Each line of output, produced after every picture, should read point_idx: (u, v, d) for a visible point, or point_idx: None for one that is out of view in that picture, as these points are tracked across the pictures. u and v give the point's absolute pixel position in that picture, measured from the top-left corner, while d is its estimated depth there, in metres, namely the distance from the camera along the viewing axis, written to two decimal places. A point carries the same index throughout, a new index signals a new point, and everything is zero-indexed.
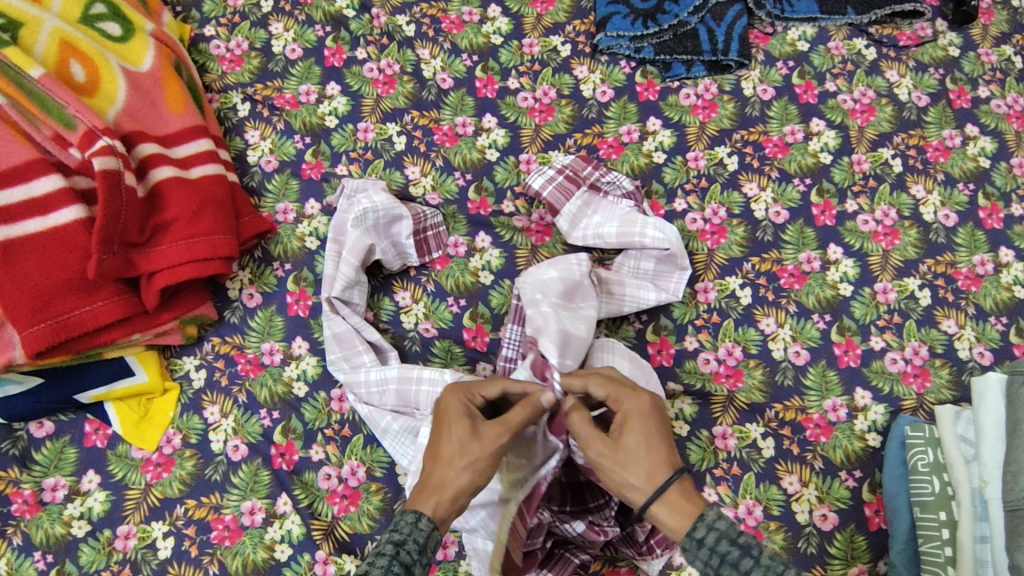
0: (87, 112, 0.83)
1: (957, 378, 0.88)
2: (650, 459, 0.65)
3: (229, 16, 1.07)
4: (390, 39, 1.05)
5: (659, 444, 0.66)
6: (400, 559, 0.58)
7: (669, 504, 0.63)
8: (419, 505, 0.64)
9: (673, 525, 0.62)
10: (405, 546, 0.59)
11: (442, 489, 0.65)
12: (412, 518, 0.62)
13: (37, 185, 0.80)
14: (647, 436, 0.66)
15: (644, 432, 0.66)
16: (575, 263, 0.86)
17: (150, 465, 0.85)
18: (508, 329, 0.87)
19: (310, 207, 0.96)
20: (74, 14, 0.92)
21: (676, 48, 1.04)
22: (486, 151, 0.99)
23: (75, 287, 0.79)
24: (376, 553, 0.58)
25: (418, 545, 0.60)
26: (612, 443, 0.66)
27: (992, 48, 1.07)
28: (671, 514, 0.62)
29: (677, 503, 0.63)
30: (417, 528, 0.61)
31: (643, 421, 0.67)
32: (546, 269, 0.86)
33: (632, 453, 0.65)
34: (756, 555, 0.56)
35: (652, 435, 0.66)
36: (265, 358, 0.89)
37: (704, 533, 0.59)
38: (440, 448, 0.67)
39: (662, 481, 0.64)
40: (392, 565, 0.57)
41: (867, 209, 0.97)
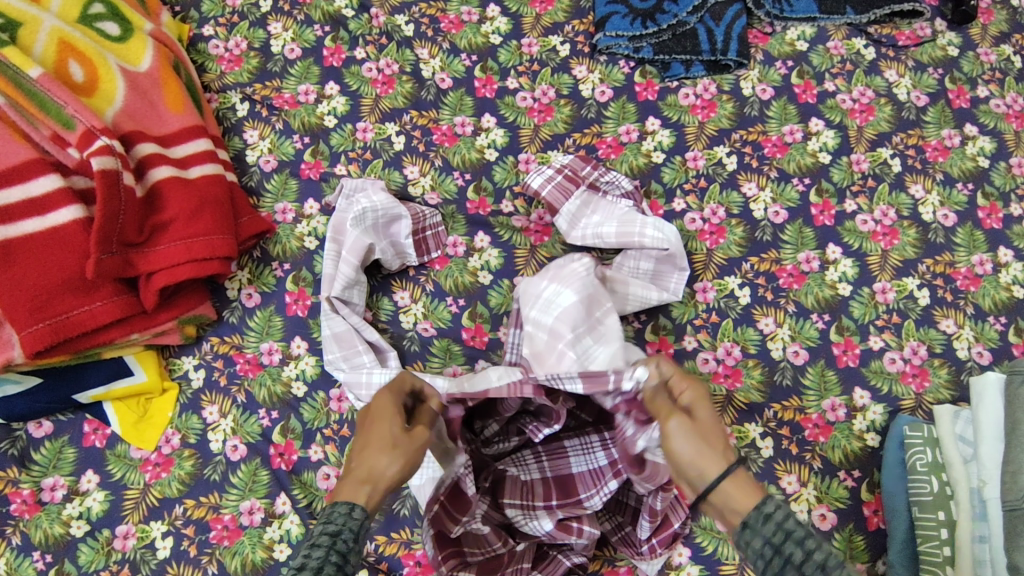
0: (86, 112, 0.83)
1: (956, 378, 0.88)
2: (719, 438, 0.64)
3: (228, 16, 1.07)
4: (390, 39, 1.05)
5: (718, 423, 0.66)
6: (337, 548, 0.54)
7: (737, 480, 0.60)
8: (353, 495, 0.60)
9: (741, 501, 0.59)
10: (342, 534, 0.55)
11: (374, 478, 0.62)
12: (345, 507, 0.58)
13: (36, 185, 0.80)
14: (712, 415, 0.66)
15: (713, 415, 0.66)
16: (579, 271, 0.82)
17: (149, 465, 0.85)
18: (509, 334, 0.87)
19: (309, 206, 0.96)
20: (73, 14, 0.92)
21: (675, 47, 1.04)
22: (485, 151, 0.99)
23: (74, 287, 0.79)
24: (313, 544, 0.54)
25: (354, 532, 0.56)
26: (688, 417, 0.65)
27: (991, 48, 1.07)
28: (739, 489, 0.60)
29: (744, 477, 0.61)
30: (352, 517, 0.57)
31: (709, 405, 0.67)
32: (547, 281, 0.82)
33: (707, 430, 0.64)
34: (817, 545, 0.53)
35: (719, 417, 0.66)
36: (265, 358, 0.89)
37: (773, 508, 0.57)
38: (370, 440, 0.65)
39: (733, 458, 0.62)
40: (329, 554, 0.53)
41: (866, 208, 0.97)
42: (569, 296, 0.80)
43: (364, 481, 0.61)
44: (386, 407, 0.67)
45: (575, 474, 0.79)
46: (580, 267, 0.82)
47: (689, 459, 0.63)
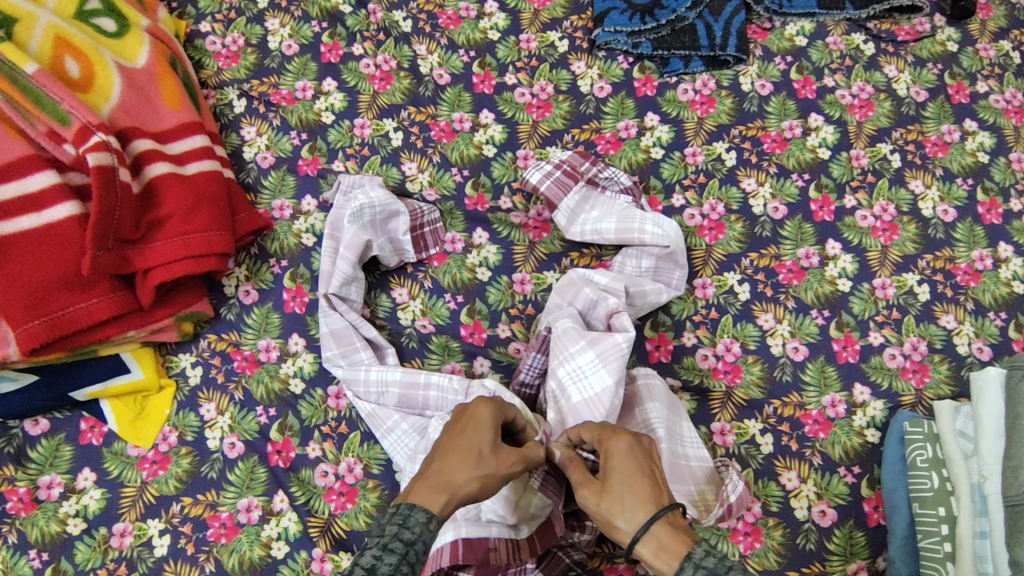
0: (81, 108, 0.82)
1: (957, 374, 0.88)
2: (630, 498, 0.62)
3: (224, 13, 1.06)
4: (387, 35, 1.05)
5: (644, 483, 0.63)
6: (408, 559, 0.57)
7: (655, 545, 0.59)
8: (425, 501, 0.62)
9: (662, 567, 0.59)
10: (416, 545, 0.57)
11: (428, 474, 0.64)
12: (410, 513, 0.60)
13: (31, 182, 0.80)
14: (620, 476, 0.64)
15: (626, 474, 0.64)
16: (618, 343, 0.77)
17: (146, 463, 0.84)
18: (530, 357, 0.83)
19: (306, 203, 0.96)
20: (68, 10, 0.92)
21: (674, 43, 1.03)
22: (483, 147, 0.99)
23: (70, 284, 0.79)
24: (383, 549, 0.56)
25: (425, 545, 0.59)
26: (599, 485, 0.65)
27: (990, 44, 1.06)
28: (656, 554, 0.59)
29: (665, 544, 0.59)
30: (417, 523, 0.59)
31: (621, 462, 0.65)
32: (584, 347, 0.78)
33: (618, 493, 0.63)
34: None
35: (634, 472, 0.64)
36: (262, 356, 0.89)
37: (692, 574, 0.56)
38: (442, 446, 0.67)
39: (645, 521, 0.60)
40: (401, 563, 0.55)
41: (866, 204, 0.96)
42: (603, 374, 0.76)
43: (423, 483, 0.63)
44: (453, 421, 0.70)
45: None
46: (615, 341, 0.77)
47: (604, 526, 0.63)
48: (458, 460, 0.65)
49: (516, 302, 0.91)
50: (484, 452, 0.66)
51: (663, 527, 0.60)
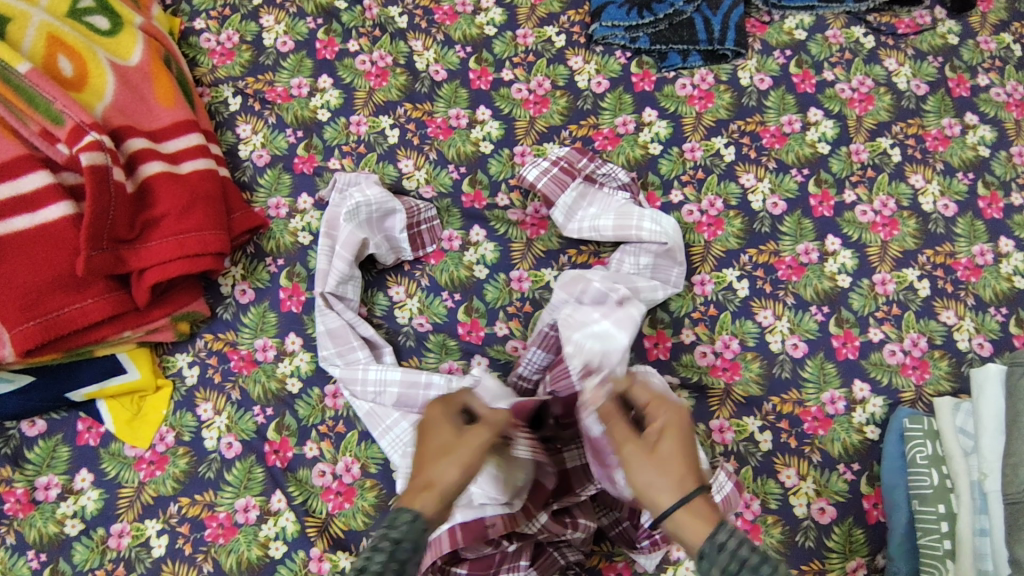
0: (75, 107, 0.81)
1: (956, 370, 0.88)
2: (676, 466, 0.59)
3: (219, 9, 1.06)
4: (383, 31, 1.04)
5: (692, 458, 0.60)
6: (396, 557, 0.53)
7: (689, 513, 0.56)
8: (412, 503, 0.58)
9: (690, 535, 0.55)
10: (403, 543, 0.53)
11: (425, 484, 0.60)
12: (409, 515, 0.56)
13: (25, 182, 0.79)
14: (662, 444, 0.61)
15: (679, 443, 0.61)
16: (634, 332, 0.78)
17: (143, 463, 0.84)
18: (530, 351, 0.83)
19: (302, 201, 0.95)
20: (62, 9, 0.91)
21: (672, 37, 1.02)
22: (480, 144, 0.98)
23: (65, 285, 0.78)
24: (372, 549, 0.53)
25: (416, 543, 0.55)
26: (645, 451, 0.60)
27: (991, 36, 1.05)
28: (689, 523, 0.56)
29: (701, 513, 0.56)
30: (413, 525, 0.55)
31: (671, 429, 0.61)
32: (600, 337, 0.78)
33: (664, 458, 0.59)
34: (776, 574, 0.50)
35: (677, 443, 0.61)
36: (259, 355, 0.89)
37: (726, 538, 0.53)
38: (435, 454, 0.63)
39: (689, 492, 0.57)
40: (388, 563, 0.52)
41: (866, 199, 0.96)
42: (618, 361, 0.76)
43: (424, 492, 0.59)
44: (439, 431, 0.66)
45: (571, 469, 0.77)
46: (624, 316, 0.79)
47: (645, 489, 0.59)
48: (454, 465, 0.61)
49: (514, 299, 0.91)
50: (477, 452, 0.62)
51: (702, 501, 0.57)
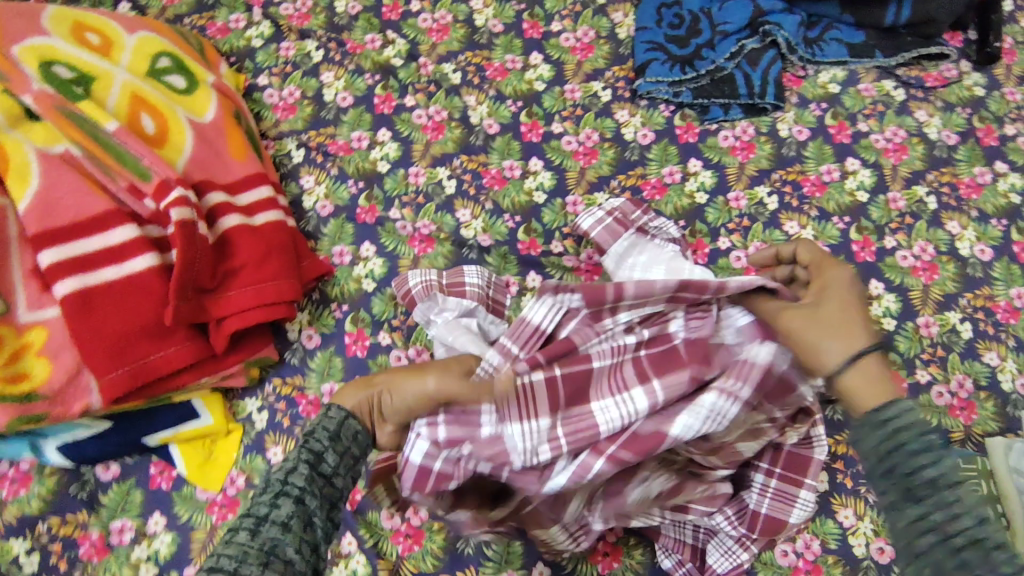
0: (161, 165, 0.87)
1: (1003, 411, 0.90)
2: (845, 323, 0.68)
3: (281, 67, 1.10)
4: (438, 86, 1.09)
5: (852, 308, 0.70)
6: (309, 448, 0.62)
7: (860, 373, 0.65)
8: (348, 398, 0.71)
9: (859, 394, 0.64)
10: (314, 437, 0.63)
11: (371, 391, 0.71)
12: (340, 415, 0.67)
13: (113, 235, 0.83)
14: (844, 316, 0.69)
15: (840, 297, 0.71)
16: None
17: (215, 506, 0.86)
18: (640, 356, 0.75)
19: (365, 249, 0.99)
20: (142, 68, 0.96)
21: (713, 92, 1.08)
22: (534, 194, 1.03)
23: (152, 333, 0.82)
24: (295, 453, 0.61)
25: (328, 434, 0.64)
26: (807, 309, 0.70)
27: (1017, 87, 1.10)
28: (858, 382, 0.64)
29: (874, 378, 0.64)
30: (329, 416, 0.67)
31: (836, 300, 0.70)
32: None
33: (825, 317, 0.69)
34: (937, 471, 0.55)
35: (835, 309, 0.69)
36: (326, 400, 0.90)
37: (893, 408, 0.60)
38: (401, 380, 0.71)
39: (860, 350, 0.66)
40: (301, 455, 0.60)
41: (905, 245, 1.00)
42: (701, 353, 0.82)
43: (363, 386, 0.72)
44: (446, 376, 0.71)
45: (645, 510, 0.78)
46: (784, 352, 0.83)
47: (807, 351, 0.68)
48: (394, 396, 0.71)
49: None
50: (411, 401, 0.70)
51: (873, 360, 0.65)
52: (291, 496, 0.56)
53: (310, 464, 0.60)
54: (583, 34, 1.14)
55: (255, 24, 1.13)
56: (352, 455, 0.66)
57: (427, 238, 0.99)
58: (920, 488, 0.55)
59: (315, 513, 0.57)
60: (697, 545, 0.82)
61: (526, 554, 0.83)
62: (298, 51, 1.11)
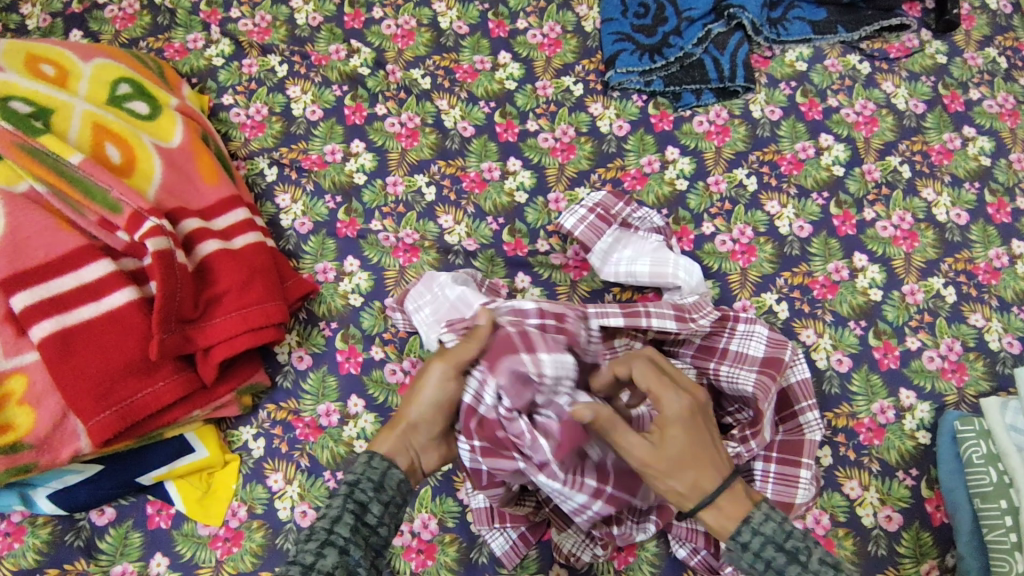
0: (131, 194, 0.83)
1: (992, 369, 0.92)
2: (703, 456, 0.63)
3: (245, 84, 1.08)
4: (408, 93, 1.08)
5: (701, 440, 0.64)
6: (355, 497, 0.61)
7: (718, 511, 0.62)
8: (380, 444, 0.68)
9: (722, 526, 0.62)
10: (358, 484, 0.61)
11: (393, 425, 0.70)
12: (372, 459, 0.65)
13: (87, 272, 0.80)
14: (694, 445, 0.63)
15: (687, 436, 0.63)
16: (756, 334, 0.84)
17: (218, 541, 0.83)
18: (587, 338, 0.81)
19: (349, 264, 0.97)
20: (101, 97, 0.93)
21: (684, 79, 1.08)
22: (515, 194, 1.02)
23: (136, 369, 0.79)
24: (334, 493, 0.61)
25: (373, 483, 0.62)
26: (654, 445, 0.63)
27: (976, 52, 1.13)
28: (720, 519, 0.62)
29: (729, 510, 0.62)
30: (369, 465, 0.64)
31: (682, 421, 0.64)
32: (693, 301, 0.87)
33: (676, 457, 0.63)
34: (804, 560, 0.58)
35: (698, 440, 0.64)
36: (323, 420, 0.89)
37: (749, 538, 0.60)
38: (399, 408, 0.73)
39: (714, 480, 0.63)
40: (347, 504, 0.60)
41: (884, 215, 1.01)
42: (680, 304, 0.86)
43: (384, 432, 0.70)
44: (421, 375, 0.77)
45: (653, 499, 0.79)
46: (768, 331, 0.84)
47: (691, 492, 0.63)
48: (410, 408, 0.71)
49: None
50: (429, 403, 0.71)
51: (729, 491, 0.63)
52: (336, 545, 0.58)
53: (356, 514, 0.60)
54: (550, 29, 1.13)
55: (214, 42, 1.10)
56: (396, 503, 0.64)
57: (412, 247, 0.98)
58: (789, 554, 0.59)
59: (360, 564, 0.58)
60: (711, 532, 0.80)
61: (541, 558, 0.83)
62: (261, 66, 1.09)
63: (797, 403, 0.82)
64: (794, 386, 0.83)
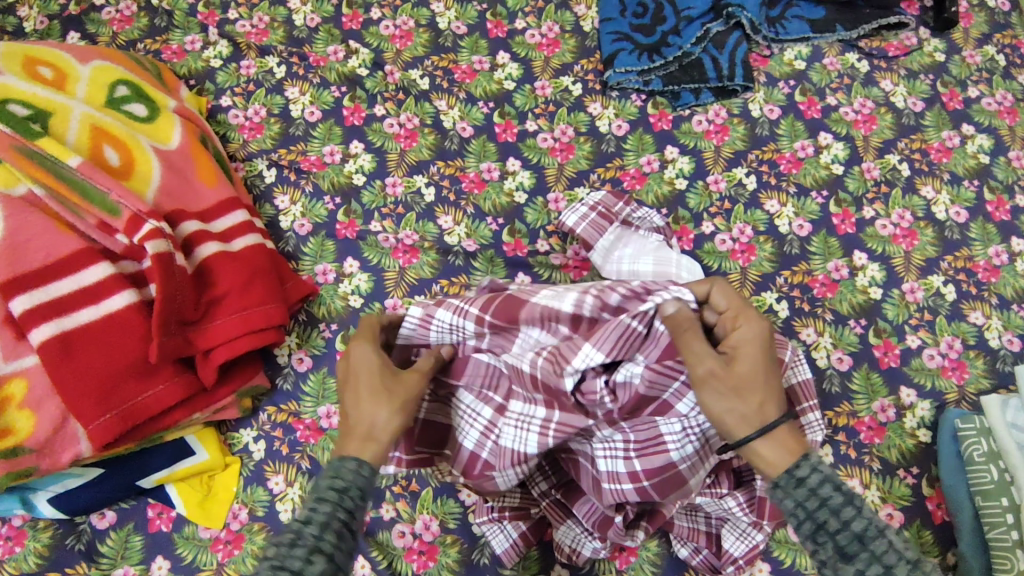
0: (130, 197, 0.83)
1: (992, 367, 0.93)
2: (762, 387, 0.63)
3: (243, 85, 1.08)
4: (407, 94, 1.07)
5: (769, 376, 0.64)
6: (343, 505, 0.58)
7: (775, 443, 0.61)
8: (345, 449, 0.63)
9: (774, 462, 0.60)
10: (349, 492, 0.59)
11: (372, 437, 0.63)
12: (353, 463, 0.61)
13: (87, 275, 0.80)
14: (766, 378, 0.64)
15: (755, 364, 0.64)
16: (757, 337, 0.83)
17: (220, 543, 0.83)
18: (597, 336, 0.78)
19: (348, 265, 0.97)
20: (99, 99, 0.93)
21: (683, 78, 1.08)
22: (514, 194, 1.02)
23: (137, 372, 0.79)
24: (319, 498, 0.57)
25: (360, 491, 0.60)
26: (725, 368, 0.63)
27: (975, 50, 1.13)
28: (775, 452, 0.61)
29: (785, 442, 0.61)
30: (359, 473, 0.60)
31: (754, 351, 0.64)
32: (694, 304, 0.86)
33: (746, 378, 0.63)
34: (858, 505, 0.56)
35: (762, 368, 0.64)
36: (324, 422, 0.89)
37: (808, 472, 0.58)
38: (351, 401, 0.67)
39: (773, 420, 0.62)
40: (336, 511, 0.57)
41: (884, 214, 1.01)
42: None
43: (354, 439, 0.64)
44: (356, 353, 0.69)
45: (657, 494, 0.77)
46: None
47: (742, 420, 0.62)
48: (392, 416, 0.65)
49: None
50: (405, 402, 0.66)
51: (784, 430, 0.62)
52: (325, 552, 0.54)
53: (346, 521, 0.57)
54: (548, 29, 1.13)
55: (211, 44, 1.10)
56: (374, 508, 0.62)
57: (411, 248, 0.98)
58: (849, 545, 0.54)
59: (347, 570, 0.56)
60: (711, 531, 0.80)
61: (543, 558, 0.83)
62: (259, 68, 1.09)
63: (799, 404, 0.82)
64: (795, 387, 0.82)
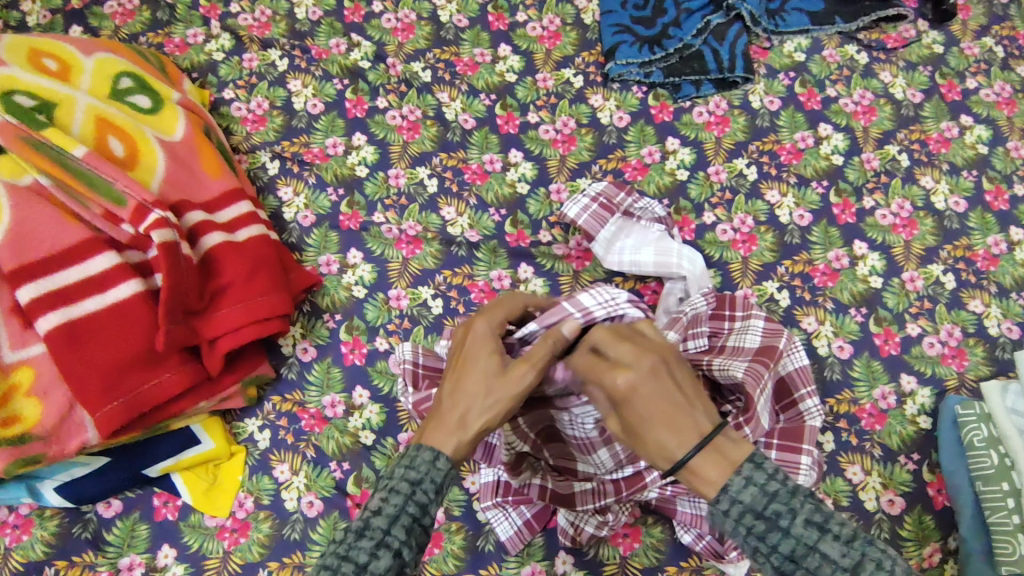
0: (135, 186, 0.84)
1: (991, 354, 0.93)
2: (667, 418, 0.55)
3: (246, 78, 1.08)
4: (409, 86, 1.08)
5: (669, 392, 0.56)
6: (416, 499, 0.56)
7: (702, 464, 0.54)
8: (438, 441, 0.60)
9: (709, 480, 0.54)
10: (422, 485, 0.56)
11: (464, 426, 0.60)
12: (429, 455, 0.59)
13: (93, 264, 0.81)
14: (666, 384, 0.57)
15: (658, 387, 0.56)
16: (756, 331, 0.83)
17: (225, 532, 0.83)
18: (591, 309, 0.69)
19: (352, 256, 0.97)
20: (104, 91, 0.93)
21: (683, 70, 1.09)
22: (516, 185, 1.02)
23: (143, 361, 0.79)
24: (391, 489, 0.56)
25: (435, 484, 0.58)
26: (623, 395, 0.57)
27: (973, 42, 1.14)
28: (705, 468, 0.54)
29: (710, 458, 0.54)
30: (434, 467, 0.58)
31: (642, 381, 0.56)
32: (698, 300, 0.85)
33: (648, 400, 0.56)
34: (784, 526, 0.51)
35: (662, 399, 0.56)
36: (328, 411, 0.89)
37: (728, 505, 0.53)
38: (460, 383, 0.63)
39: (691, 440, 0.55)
40: (407, 504, 0.55)
41: (884, 204, 1.02)
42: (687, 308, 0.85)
43: (445, 429, 0.60)
44: (476, 329, 0.65)
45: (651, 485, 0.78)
46: (763, 324, 0.83)
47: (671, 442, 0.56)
48: (493, 394, 0.61)
49: None
50: (517, 397, 0.62)
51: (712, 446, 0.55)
52: (390, 547, 0.54)
53: (415, 516, 0.56)
54: (549, 22, 1.14)
55: (214, 37, 1.11)
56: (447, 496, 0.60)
57: (414, 239, 0.98)
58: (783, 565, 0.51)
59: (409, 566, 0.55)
60: None
61: (547, 545, 0.84)
62: (262, 61, 1.09)
63: (796, 392, 0.82)
64: (792, 374, 0.83)
